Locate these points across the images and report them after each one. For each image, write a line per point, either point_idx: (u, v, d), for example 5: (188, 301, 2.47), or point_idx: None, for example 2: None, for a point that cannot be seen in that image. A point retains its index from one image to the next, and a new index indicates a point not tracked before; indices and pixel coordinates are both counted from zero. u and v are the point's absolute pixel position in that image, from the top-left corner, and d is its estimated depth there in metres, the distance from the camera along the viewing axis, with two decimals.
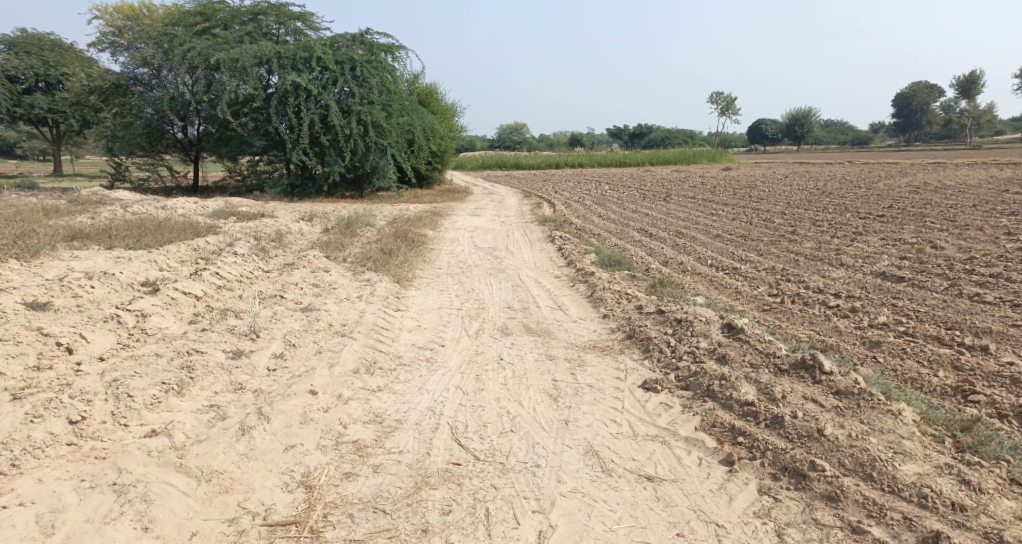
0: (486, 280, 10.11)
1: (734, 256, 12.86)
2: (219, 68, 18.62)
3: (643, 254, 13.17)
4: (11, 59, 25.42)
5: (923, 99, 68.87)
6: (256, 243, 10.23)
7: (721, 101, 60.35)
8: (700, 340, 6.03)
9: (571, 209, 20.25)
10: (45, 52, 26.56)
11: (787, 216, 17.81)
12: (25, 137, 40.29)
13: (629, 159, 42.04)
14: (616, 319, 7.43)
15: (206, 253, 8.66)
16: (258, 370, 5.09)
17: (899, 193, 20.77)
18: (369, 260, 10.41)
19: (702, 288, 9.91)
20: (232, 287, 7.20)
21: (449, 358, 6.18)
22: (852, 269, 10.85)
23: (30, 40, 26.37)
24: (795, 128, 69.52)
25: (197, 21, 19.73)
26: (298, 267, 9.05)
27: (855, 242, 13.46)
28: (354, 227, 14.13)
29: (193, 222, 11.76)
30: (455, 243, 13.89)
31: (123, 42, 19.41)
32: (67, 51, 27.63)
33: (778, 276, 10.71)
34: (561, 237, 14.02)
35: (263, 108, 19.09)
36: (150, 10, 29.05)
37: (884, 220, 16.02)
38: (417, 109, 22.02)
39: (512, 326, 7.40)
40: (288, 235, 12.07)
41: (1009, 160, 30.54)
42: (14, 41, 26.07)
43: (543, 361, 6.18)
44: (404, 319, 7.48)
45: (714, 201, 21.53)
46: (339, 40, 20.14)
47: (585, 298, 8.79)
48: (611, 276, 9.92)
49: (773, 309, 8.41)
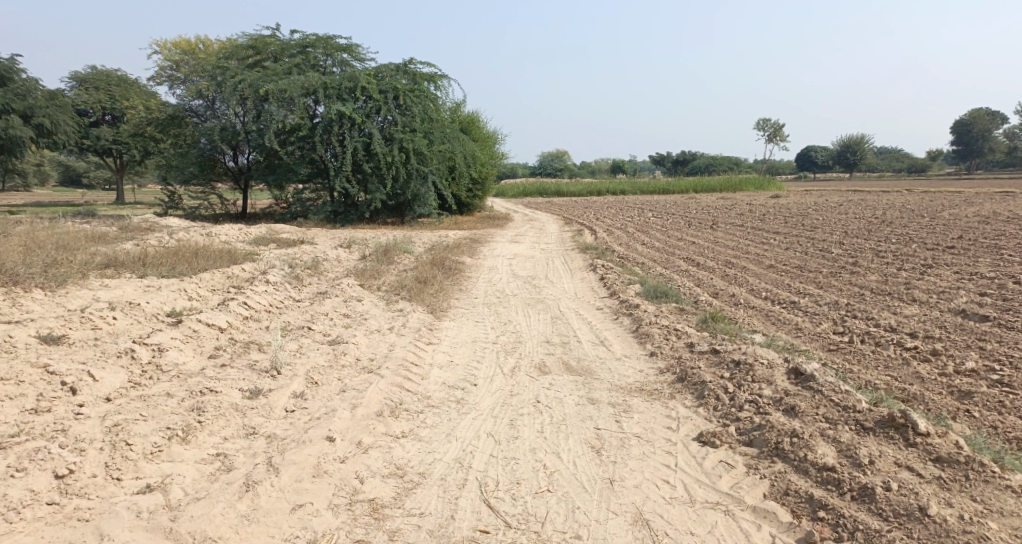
0: (524, 311, 9.65)
1: (791, 288, 12.15)
2: (268, 99, 18.80)
3: (691, 285, 12.56)
4: (81, 94, 26.43)
5: (983, 126, 66.22)
6: (291, 271, 9.99)
7: (768, 128, 59.19)
8: (763, 388, 5.45)
9: (614, 236, 19.74)
10: (111, 86, 27.51)
11: (845, 245, 16.95)
12: (91, 167, 41.76)
13: (673, 187, 41.33)
14: (665, 358, 6.87)
15: (239, 281, 8.41)
16: (275, 411, 4.64)
17: (966, 222, 19.65)
18: (404, 289, 10.07)
19: (758, 323, 9.30)
20: (259, 317, 6.85)
21: (481, 399, 5.67)
22: (928, 306, 10.15)
23: (97, 75, 27.34)
24: (846, 155, 67.65)
25: (250, 54, 19.99)
26: (330, 296, 8.73)
27: (924, 275, 12.60)
28: (391, 254, 13.88)
29: (232, 249, 11.60)
30: (494, 270, 13.51)
31: (180, 76, 19.79)
32: (130, 85, 28.58)
33: (842, 311, 10.03)
34: (604, 266, 13.51)
35: (309, 137, 19.18)
36: (206, 44, 29.86)
37: (954, 251, 15.06)
38: (460, 136, 21.90)
39: (550, 363, 6.88)
40: (324, 262, 11.83)
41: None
42: (85, 78, 27.25)
43: (585, 406, 5.63)
44: (436, 353, 7.05)
45: (763, 229, 20.74)
46: (384, 70, 20.22)
47: (630, 332, 8.23)
48: (658, 309, 9.33)
49: (842, 350, 7.97)
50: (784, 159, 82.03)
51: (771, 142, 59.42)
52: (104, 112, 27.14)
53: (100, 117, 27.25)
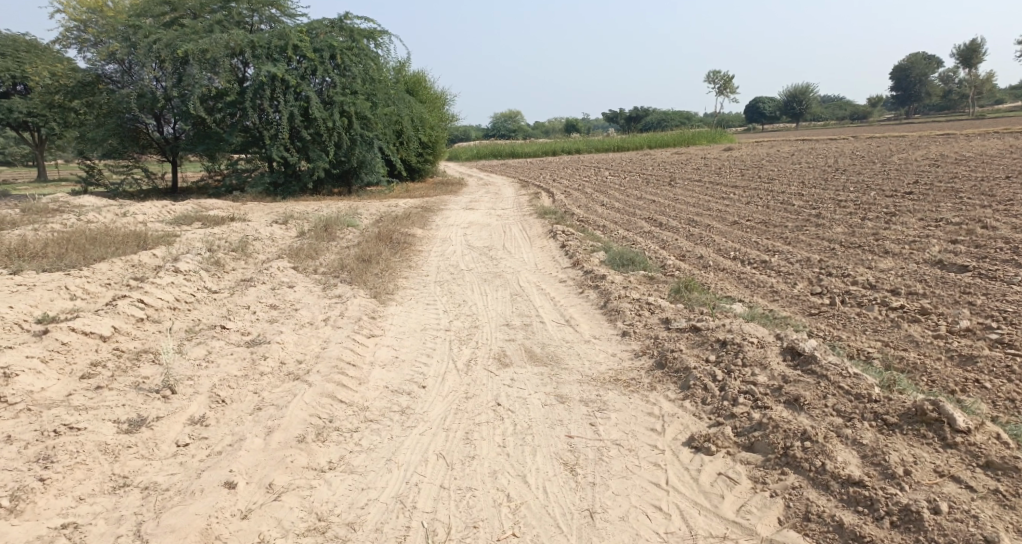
0: (479, 288, 8.73)
1: (759, 246, 11.48)
2: (188, 61, 17.03)
3: (655, 248, 11.80)
4: None
5: (922, 71, 67.10)
6: (211, 255, 8.82)
7: (718, 80, 58.84)
8: (756, 374, 4.61)
9: (571, 198, 18.83)
10: (21, 53, 25.03)
11: (805, 196, 16.43)
12: (11, 143, 38.67)
13: (627, 143, 40.59)
14: (640, 341, 6.08)
15: (144, 273, 7.26)
16: (160, 448, 3.77)
17: (917, 166, 19.37)
18: (344, 269, 9.03)
19: (732, 288, 8.57)
20: (158, 317, 5.83)
21: (430, 408, 4.76)
22: (901, 259, 9.55)
23: (4, 41, 24.75)
24: (793, 106, 68.02)
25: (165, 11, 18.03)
26: (255, 284, 7.63)
27: (890, 225, 12.08)
28: (332, 229, 12.72)
29: (147, 233, 10.30)
30: (447, 242, 12.53)
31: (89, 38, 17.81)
32: (43, 52, 26.11)
33: (816, 269, 9.36)
34: (564, 231, 12.67)
35: (239, 102, 17.59)
36: (117, 3, 27.29)
37: (913, 197, 14.62)
38: (405, 97, 20.58)
39: (511, 353, 6.05)
40: (254, 243, 10.63)
41: (1018, 128, 29.16)
42: None
43: (554, 407, 4.78)
44: (379, 349, 6.05)
45: (721, 183, 20.17)
46: (317, 27, 18.57)
47: (597, 308, 7.40)
48: (625, 279, 8.51)
49: (825, 315, 7.22)
50: (732, 113, 82.12)
51: (720, 94, 59.10)
52: (16, 81, 24.72)
53: (11, 88, 24.82)
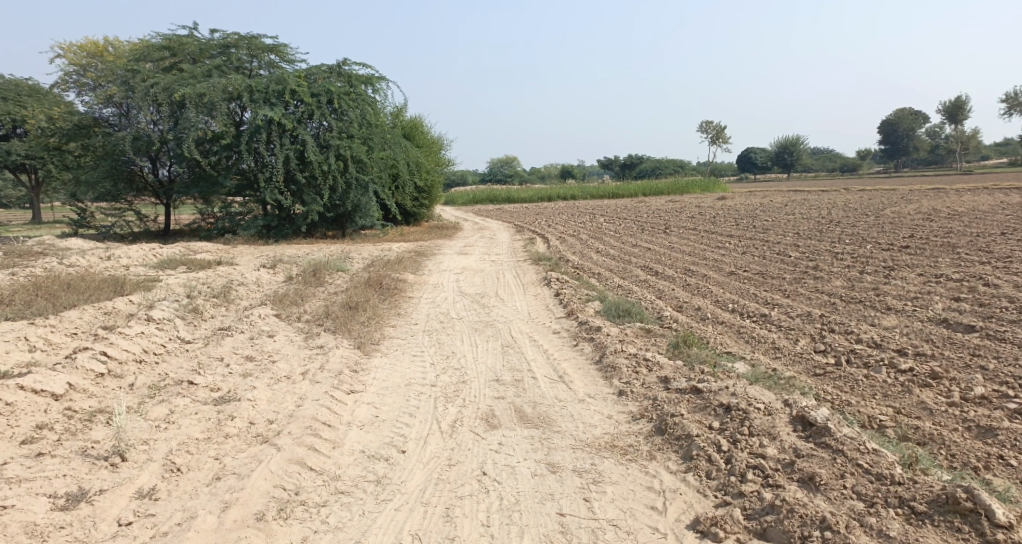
0: (468, 338, 8.37)
1: (758, 298, 11.19)
2: (185, 105, 16.94)
3: (652, 298, 11.50)
4: None
5: (911, 126, 68.27)
6: (190, 301, 8.45)
7: (711, 131, 59.61)
8: (765, 445, 4.24)
9: (566, 244, 18.62)
10: (23, 97, 25.03)
11: (802, 247, 16.24)
12: (6, 182, 38.45)
13: (621, 190, 40.73)
14: (638, 402, 5.71)
15: (114, 322, 6.89)
16: (98, 529, 3.44)
17: (912, 220, 19.32)
18: (328, 317, 8.67)
19: (732, 343, 8.24)
20: (122, 372, 5.43)
21: (407, 476, 4.35)
22: (906, 316, 9.27)
23: (7, 85, 24.80)
24: (785, 156, 68.87)
25: (165, 56, 18.00)
26: (232, 333, 7.24)
27: (891, 279, 11.85)
28: (320, 273, 12.39)
29: (126, 277, 9.94)
30: (438, 288, 12.21)
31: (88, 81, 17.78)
32: (45, 96, 26.12)
33: (818, 325, 9.05)
34: (557, 279, 12.37)
35: (234, 145, 17.46)
36: (118, 47, 27.47)
37: (911, 251, 14.45)
38: (402, 142, 20.51)
39: (499, 413, 5.64)
40: (237, 288, 10.27)
41: (1010, 184, 29.36)
42: None
43: (544, 478, 4.37)
44: (358, 407, 5.63)
45: (716, 232, 20.01)
46: (315, 72, 18.56)
47: (592, 363, 7.03)
48: (621, 332, 8.15)
49: (831, 375, 6.88)
50: (725, 163, 83.11)
51: (714, 144, 59.80)
52: (17, 125, 24.54)
53: (12, 131, 24.67)
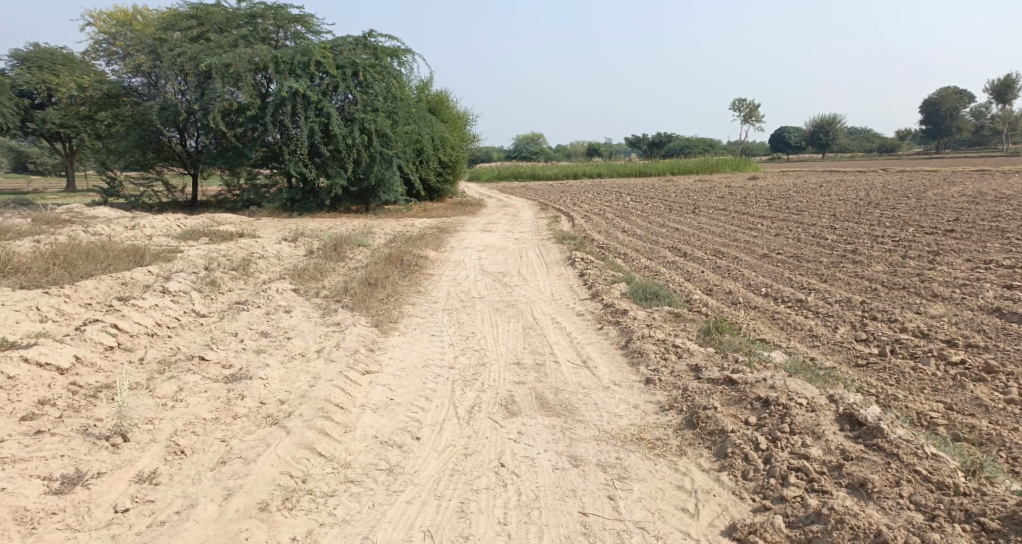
0: (490, 318, 8.11)
1: (792, 282, 10.74)
2: (211, 75, 16.77)
3: (681, 280, 11.12)
4: (21, 73, 23.96)
5: (953, 106, 65.93)
6: (207, 273, 8.28)
7: (744, 109, 58.17)
8: (808, 445, 3.97)
9: (592, 223, 18.23)
10: (57, 66, 25.07)
11: (838, 230, 15.65)
12: (39, 151, 38.90)
13: (649, 169, 39.99)
14: (666, 392, 5.41)
15: (130, 294, 6.74)
16: (93, 516, 3.26)
17: (955, 203, 18.53)
18: (347, 293, 8.46)
19: (766, 330, 7.88)
20: (131, 345, 5.25)
21: (421, 466, 4.11)
22: (953, 304, 8.78)
23: (41, 54, 24.89)
24: (819, 136, 67.08)
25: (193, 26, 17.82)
26: (248, 308, 7.06)
27: (935, 265, 11.30)
28: (341, 248, 12.19)
29: (146, 248, 9.81)
30: (461, 265, 11.96)
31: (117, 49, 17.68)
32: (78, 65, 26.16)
33: (858, 312, 8.63)
34: (583, 259, 12.03)
35: (260, 117, 17.28)
36: (146, 16, 27.34)
37: (955, 235, 13.81)
38: (427, 116, 20.14)
39: (520, 400, 5.38)
40: (257, 261, 10.10)
41: None
42: (27, 57, 24.73)
43: (566, 472, 4.09)
44: (373, 389, 5.41)
45: (748, 213, 19.43)
46: (341, 44, 18.26)
47: (617, 348, 6.73)
48: (649, 316, 7.83)
49: (873, 367, 6.52)
50: (756, 142, 81.24)
51: (746, 123, 58.37)
52: (51, 93, 24.65)
53: (46, 99, 24.80)
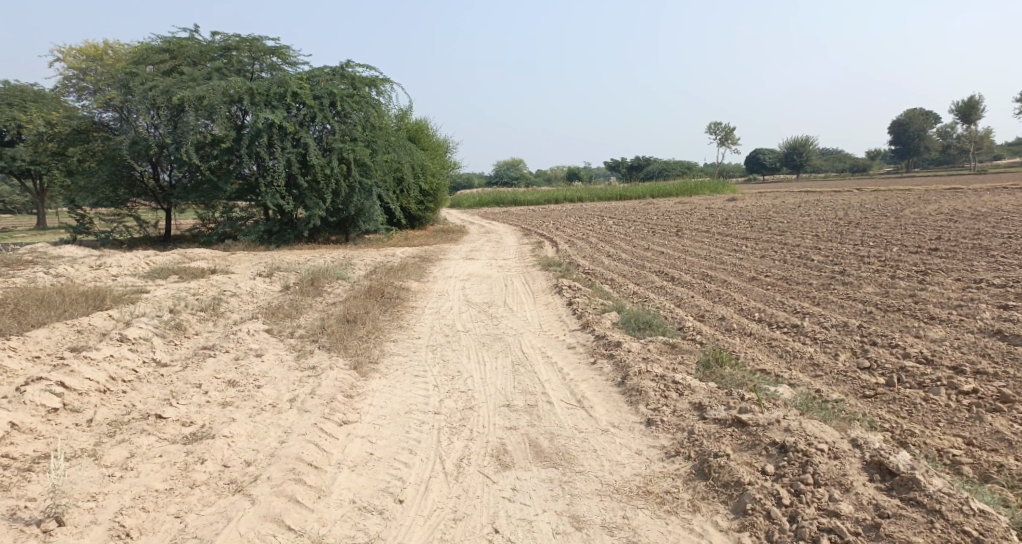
0: (476, 354, 7.66)
1: (785, 306, 10.44)
2: (184, 108, 16.35)
3: (671, 307, 10.78)
4: None
5: (921, 125, 67.21)
6: (173, 316, 7.77)
7: (719, 132, 58.80)
8: (837, 499, 3.64)
9: (576, 248, 17.91)
10: (27, 103, 24.40)
11: (823, 251, 15.46)
12: (10, 188, 37.97)
13: (629, 192, 40.00)
14: (671, 436, 4.99)
15: (84, 342, 6.23)
16: None
17: (934, 221, 18.50)
18: (323, 332, 7.98)
19: (765, 359, 7.51)
20: (79, 406, 4.75)
21: (405, 536, 3.70)
22: (952, 326, 8.49)
23: (11, 91, 24.26)
24: (793, 157, 67.93)
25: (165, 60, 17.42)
26: (216, 353, 6.55)
27: (926, 285, 11.08)
28: (318, 283, 11.70)
29: (111, 290, 9.25)
30: (443, 297, 11.53)
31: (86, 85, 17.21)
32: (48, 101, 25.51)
33: (857, 337, 8.30)
34: (570, 286, 11.64)
35: (235, 149, 16.83)
36: (117, 51, 26.87)
37: (940, 254, 13.66)
38: (406, 145, 19.79)
39: (513, 449, 4.92)
40: (228, 300, 9.59)
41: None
42: None
43: (567, 539, 3.69)
44: (351, 442, 4.91)
45: (731, 235, 19.26)
46: (317, 74, 17.95)
47: (613, 385, 6.32)
48: (644, 348, 7.44)
49: (883, 398, 6.15)
50: (732, 164, 82.09)
51: (723, 145, 58.95)
52: (20, 130, 23.94)
53: (15, 137, 24.10)
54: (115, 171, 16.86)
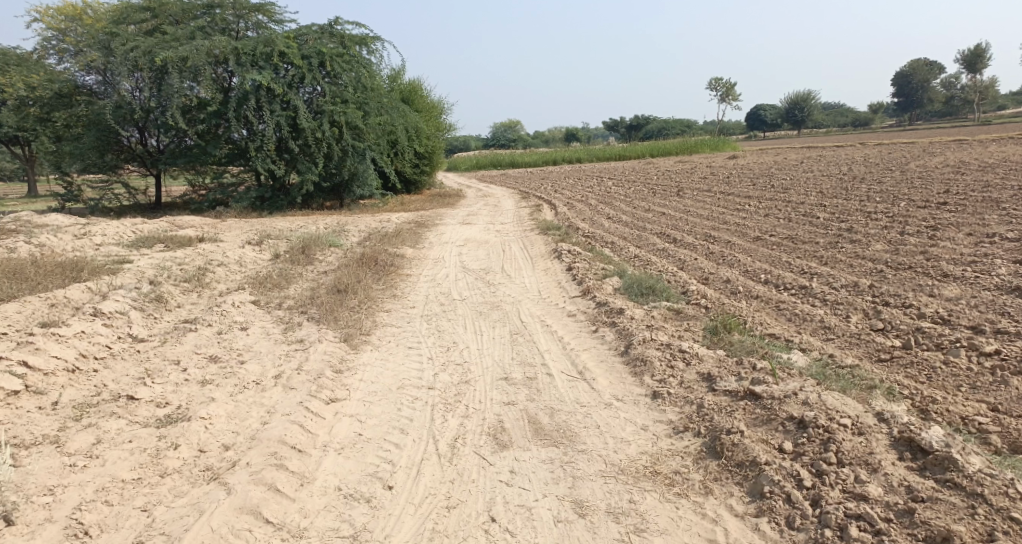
0: (472, 324, 7.33)
1: (792, 267, 10.08)
2: (166, 70, 15.72)
3: (674, 269, 10.43)
4: None
5: (925, 78, 65.95)
6: (155, 287, 7.42)
7: (719, 88, 57.80)
8: (864, 481, 3.39)
9: (575, 210, 17.50)
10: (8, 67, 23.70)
11: (828, 207, 15.06)
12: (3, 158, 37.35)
13: (628, 152, 39.35)
14: (680, 410, 4.70)
15: (57, 317, 5.89)
16: None
17: (941, 174, 18.03)
18: (313, 303, 7.64)
19: (773, 323, 7.18)
20: (44, 388, 4.46)
21: (395, 529, 3.42)
22: (967, 284, 8.13)
23: None
24: (794, 113, 66.88)
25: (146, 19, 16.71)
26: (198, 327, 6.22)
27: (936, 241, 10.72)
28: (310, 250, 11.34)
29: (93, 262, 8.87)
30: (439, 263, 11.19)
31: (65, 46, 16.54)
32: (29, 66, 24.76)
33: (869, 297, 7.96)
34: (570, 250, 11.28)
35: (222, 112, 16.26)
36: (96, 11, 25.99)
37: (949, 208, 13.25)
38: (399, 106, 19.18)
39: (511, 427, 4.62)
40: (215, 269, 9.23)
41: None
42: None
43: (570, 527, 3.43)
44: (339, 422, 4.60)
45: (733, 193, 18.82)
46: (305, 33, 17.25)
47: (617, 355, 6.01)
48: (648, 314, 7.12)
49: (901, 362, 5.83)
50: (732, 122, 80.94)
51: (723, 102, 57.94)
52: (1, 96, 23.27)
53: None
54: (100, 137, 16.31)
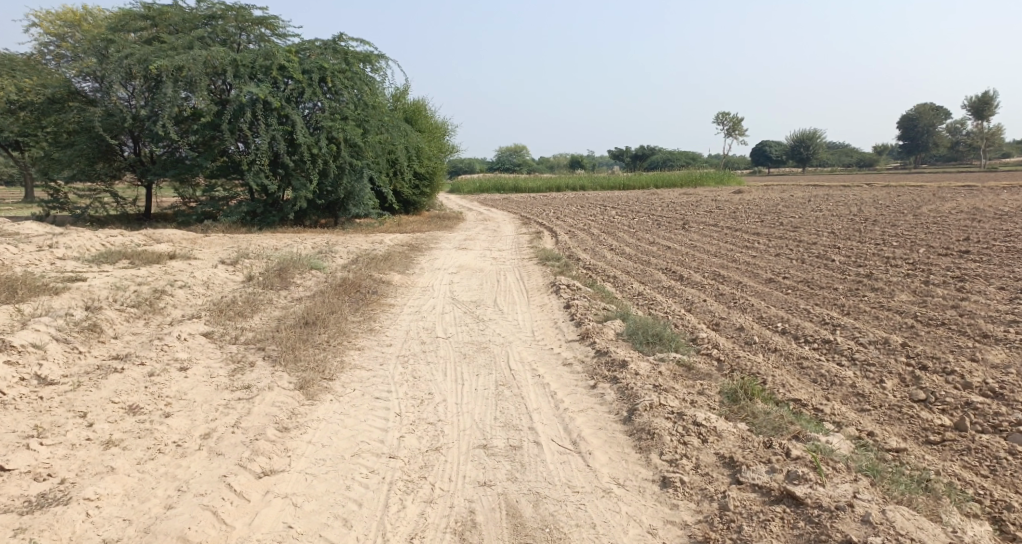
0: (452, 370, 6.35)
1: (811, 315, 9.15)
2: (161, 79, 14.94)
3: (682, 312, 9.49)
4: None
5: (931, 121, 65.66)
6: (92, 313, 6.49)
7: (726, 122, 57.36)
8: None
9: (576, 239, 16.62)
10: None
11: (842, 250, 14.18)
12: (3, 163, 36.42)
13: (632, 182, 38.69)
14: (699, 509, 3.76)
15: None
16: None
17: (958, 220, 17.18)
18: (273, 338, 6.67)
19: (796, 384, 6.20)
20: None
21: None
22: (1011, 349, 7.21)
23: None
24: (799, 150, 66.41)
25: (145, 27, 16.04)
26: (129, 368, 5.26)
27: (967, 294, 9.81)
28: (288, 273, 10.44)
29: (37, 280, 7.91)
30: (426, 293, 10.27)
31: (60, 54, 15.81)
32: None
33: (904, 357, 7.02)
34: (569, 285, 10.34)
35: (216, 124, 15.45)
36: (95, 17, 25.37)
37: (973, 258, 12.39)
38: (401, 125, 18.38)
39: (484, 523, 3.68)
40: (175, 292, 8.30)
41: None
42: None
43: None
44: (267, 508, 3.67)
45: (741, 229, 17.98)
46: (308, 47, 16.52)
47: (618, 422, 5.05)
48: (655, 369, 6.18)
49: (953, 448, 4.87)
50: (737, 156, 80.73)
51: (729, 136, 57.42)
52: None
53: None
54: (91, 145, 15.41)
